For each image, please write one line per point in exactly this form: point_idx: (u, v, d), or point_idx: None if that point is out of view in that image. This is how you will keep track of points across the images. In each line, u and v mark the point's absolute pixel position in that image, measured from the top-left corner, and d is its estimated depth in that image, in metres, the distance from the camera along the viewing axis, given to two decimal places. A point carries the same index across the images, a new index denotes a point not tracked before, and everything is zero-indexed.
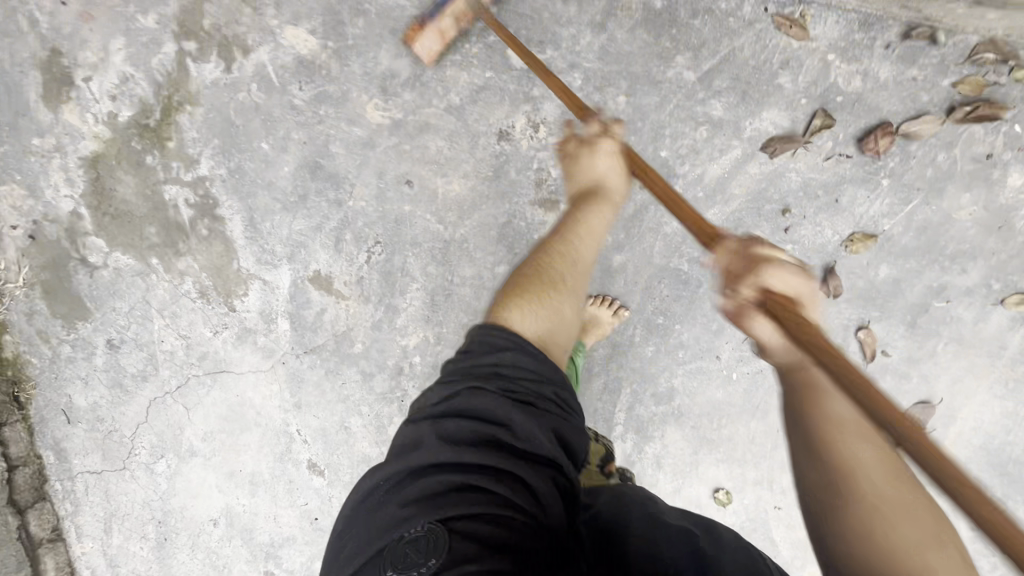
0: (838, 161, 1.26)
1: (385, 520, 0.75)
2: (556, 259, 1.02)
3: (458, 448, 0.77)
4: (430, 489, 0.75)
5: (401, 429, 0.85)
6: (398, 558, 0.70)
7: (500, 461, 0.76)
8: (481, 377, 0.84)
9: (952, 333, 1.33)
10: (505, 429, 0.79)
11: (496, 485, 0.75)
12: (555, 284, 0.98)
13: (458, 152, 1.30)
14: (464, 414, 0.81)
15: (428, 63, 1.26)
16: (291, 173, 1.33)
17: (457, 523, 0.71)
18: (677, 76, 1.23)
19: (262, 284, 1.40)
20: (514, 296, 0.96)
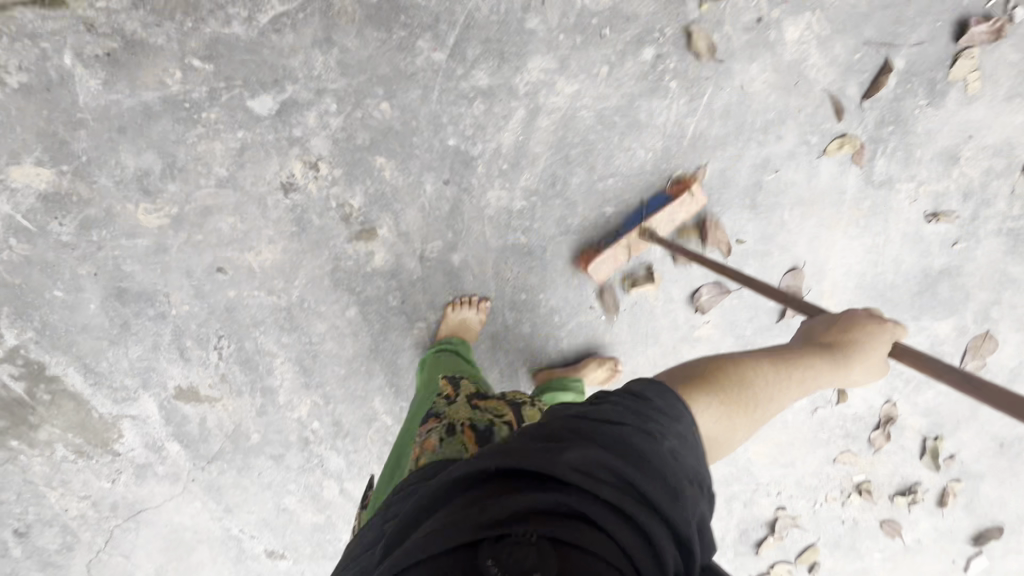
0: (622, 81, 1.21)
1: (482, 510, 0.60)
2: (755, 367, 0.90)
3: (597, 475, 0.62)
4: (550, 504, 0.59)
5: (529, 429, 0.73)
6: (495, 557, 0.55)
7: (633, 509, 0.60)
8: (647, 427, 0.71)
9: (791, 198, 1.34)
10: (653, 485, 0.64)
11: (627, 535, 0.59)
12: (743, 397, 0.86)
13: (252, 222, 1.23)
14: (609, 445, 0.67)
15: (174, 147, 1.15)
16: (100, 307, 1.25)
17: (573, 550, 0.56)
18: (427, 62, 1.15)
19: (132, 420, 1.35)
20: (703, 377, 0.87)
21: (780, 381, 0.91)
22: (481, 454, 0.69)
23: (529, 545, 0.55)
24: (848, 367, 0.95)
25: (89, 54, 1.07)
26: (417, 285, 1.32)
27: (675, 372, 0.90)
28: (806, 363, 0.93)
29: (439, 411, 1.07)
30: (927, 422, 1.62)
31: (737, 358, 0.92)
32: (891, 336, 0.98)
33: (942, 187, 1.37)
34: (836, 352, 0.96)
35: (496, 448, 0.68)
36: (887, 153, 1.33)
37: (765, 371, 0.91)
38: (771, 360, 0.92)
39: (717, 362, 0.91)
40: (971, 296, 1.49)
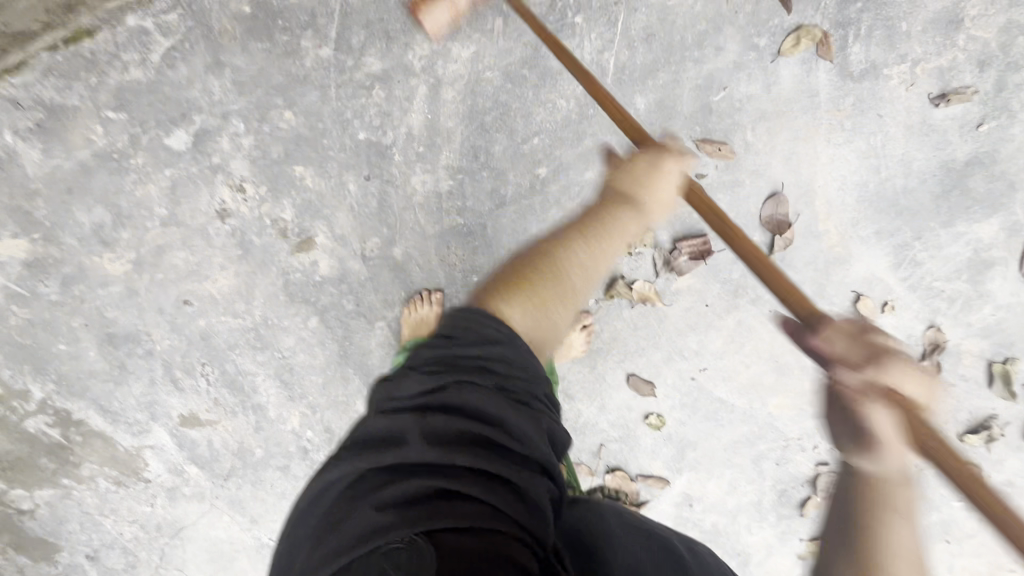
0: (521, 30, 1.11)
1: (355, 529, 0.61)
2: (567, 256, 0.90)
3: (444, 447, 0.66)
4: (412, 494, 0.62)
5: (368, 422, 0.72)
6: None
7: (491, 466, 0.66)
8: (471, 369, 0.72)
9: (751, 115, 1.16)
10: (498, 430, 0.68)
11: (491, 490, 0.64)
12: (560, 292, 0.87)
13: (202, 252, 1.28)
14: (447, 409, 0.69)
15: (116, 197, 1.23)
16: (98, 353, 1.38)
17: (444, 534, 0.59)
18: (317, 61, 1.13)
19: (152, 449, 1.48)
20: (511, 280, 0.87)
21: (596, 258, 0.92)
22: (339, 465, 0.69)
23: (401, 544, 0.58)
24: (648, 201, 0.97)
25: (24, 128, 1.16)
26: (366, 285, 1.31)
27: (485, 288, 0.88)
28: (612, 223, 0.95)
29: None
30: (990, 345, 1.35)
31: (549, 252, 0.90)
32: (682, 169, 0.98)
33: (946, 61, 1.12)
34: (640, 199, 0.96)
35: (348, 459, 0.68)
36: (860, 35, 1.10)
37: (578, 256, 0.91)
38: (580, 232, 0.93)
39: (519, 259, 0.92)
40: (1018, 184, 1.21)
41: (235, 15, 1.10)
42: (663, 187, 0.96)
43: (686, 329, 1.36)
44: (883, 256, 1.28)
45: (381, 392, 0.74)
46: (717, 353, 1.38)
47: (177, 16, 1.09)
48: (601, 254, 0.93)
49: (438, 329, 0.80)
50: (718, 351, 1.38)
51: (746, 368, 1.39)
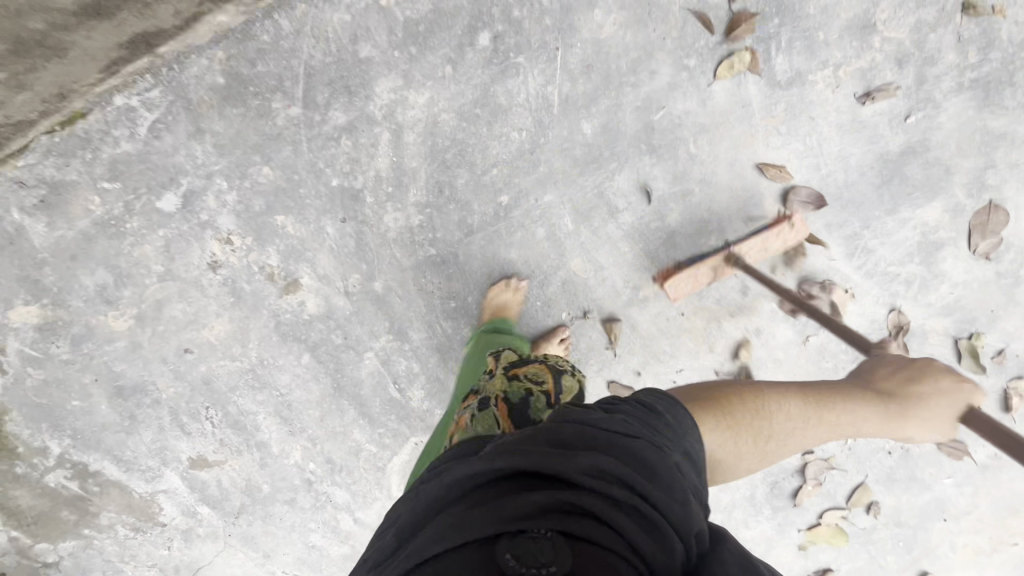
0: (470, 74, 1.21)
1: (497, 507, 0.59)
2: (780, 401, 1.01)
3: (611, 480, 0.62)
4: (565, 503, 0.59)
5: (542, 431, 0.71)
6: (512, 548, 0.55)
7: (657, 520, 0.59)
8: (654, 437, 0.72)
9: (691, 129, 1.25)
10: (664, 494, 0.63)
11: (649, 544, 0.57)
12: (752, 424, 0.94)
13: (198, 303, 1.38)
14: (621, 454, 0.66)
15: (116, 259, 1.34)
16: (109, 406, 1.47)
17: (590, 548, 0.55)
18: (287, 119, 1.23)
19: (165, 492, 1.56)
20: (711, 399, 0.95)
21: (813, 424, 1.02)
22: (498, 456, 0.67)
23: (542, 538, 0.55)
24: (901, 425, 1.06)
25: (29, 205, 1.28)
26: (352, 320, 1.40)
27: (697, 390, 0.98)
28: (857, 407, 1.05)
29: (479, 386, 1.11)
30: (953, 322, 1.39)
31: (763, 390, 1.01)
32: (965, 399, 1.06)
33: (867, 62, 1.20)
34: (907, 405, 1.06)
35: (512, 452, 0.67)
36: (782, 47, 1.19)
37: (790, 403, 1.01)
38: (800, 398, 1.02)
39: (725, 385, 1.01)
40: (953, 168, 1.28)
41: (210, 86, 1.20)
42: (929, 404, 1.06)
43: (660, 333, 1.42)
44: (836, 247, 1.34)
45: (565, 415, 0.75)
46: (692, 353, 1.44)
47: (158, 92, 1.20)
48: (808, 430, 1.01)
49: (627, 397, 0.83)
50: (693, 352, 1.44)
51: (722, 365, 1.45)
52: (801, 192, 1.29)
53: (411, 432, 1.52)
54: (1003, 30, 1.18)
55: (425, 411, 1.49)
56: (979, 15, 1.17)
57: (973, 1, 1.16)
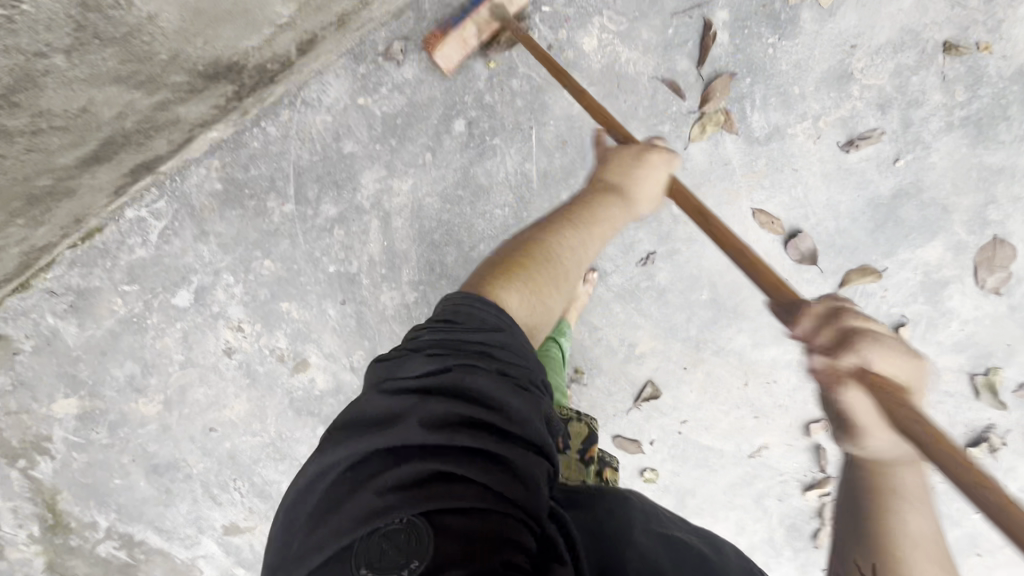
0: (448, 159, 1.25)
1: (348, 507, 0.61)
2: (557, 241, 0.93)
3: (442, 427, 0.65)
4: (409, 473, 0.62)
5: (359, 404, 0.70)
6: (371, 557, 0.57)
7: (495, 447, 0.65)
8: (472, 355, 0.72)
9: None
10: (497, 418, 0.67)
11: (493, 475, 0.63)
12: (554, 278, 0.89)
13: (217, 385, 1.47)
14: (446, 392, 0.68)
15: (142, 352, 1.44)
16: (147, 481, 1.58)
17: (446, 517, 0.59)
18: (282, 216, 1.30)
19: (204, 557, 1.67)
20: (500, 271, 0.87)
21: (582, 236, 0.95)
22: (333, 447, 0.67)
23: (402, 527, 0.58)
24: (634, 183, 0.99)
25: (61, 309, 1.39)
26: (360, 392, 1.46)
27: (481, 270, 0.89)
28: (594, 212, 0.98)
29: None
30: (968, 358, 1.34)
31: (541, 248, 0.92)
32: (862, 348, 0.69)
33: (847, 111, 1.18)
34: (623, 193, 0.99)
35: (342, 440, 0.67)
36: (757, 105, 1.18)
37: (568, 245, 0.93)
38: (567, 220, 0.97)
39: (507, 256, 0.91)
40: (952, 207, 1.23)
41: (210, 192, 1.28)
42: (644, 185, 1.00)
43: (660, 387, 1.42)
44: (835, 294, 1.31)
45: (390, 364, 0.74)
46: (694, 404, 1.44)
47: (164, 202, 1.29)
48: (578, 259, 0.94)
49: (428, 322, 0.79)
50: (695, 403, 1.44)
51: (726, 413, 1.44)
52: (805, 243, 1.26)
53: None
54: (991, 66, 1.14)
55: None
56: (963, 54, 1.13)
57: (954, 41, 1.13)
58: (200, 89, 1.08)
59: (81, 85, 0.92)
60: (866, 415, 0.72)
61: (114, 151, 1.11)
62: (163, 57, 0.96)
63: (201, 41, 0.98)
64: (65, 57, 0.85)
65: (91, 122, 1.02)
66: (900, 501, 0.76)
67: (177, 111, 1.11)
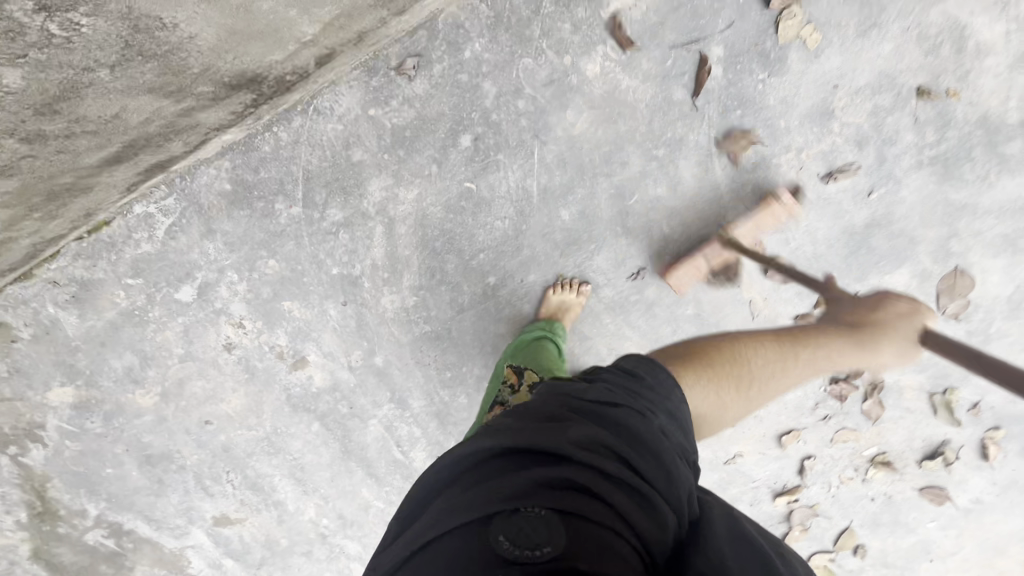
0: (454, 172, 1.30)
1: (491, 486, 0.62)
2: (752, 348, 1.04)
3: (598, 451, 0.65)
4: (558, 477, 0.61)
5: (531, 412, 0.73)
6: (511, 533, 0.56)
7: (640, 487, 0.63)
8: (639, 407, 0.76)
9: (663, 212, 1.33)
10: (646, 463, 0.67)
11: (632, 510, 0.61)
12: (737, 374, 1.00)
13: (215, 380, 1.50)
14: (603, 426, 0.70)
15: (142, 344, 1.47)
16: (140, 471, 1.60)
17: (580, 520, 0.57)
18: (289, 218, 1.35)
19: (193, 547, 1.69)
20: (697, 358, 1.00)
21: (785, 365, 1.04)
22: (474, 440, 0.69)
23: (538, 519, 0.57)
24: (876, 351, 1.03)
25: (63, 300, 1.41)
26: (356, 390, 1.51)
27: (675, 351, 1.03)
28: (834, 352, 1.05)
29: (504, 400, 1.21)
30: (928, 378, 1.44)
31: (739, 347, 1.04)
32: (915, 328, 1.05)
33: (827, 145, 1.27)
34: (874, 321, 1.07)
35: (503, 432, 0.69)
36: (746, 136, 1.27)
37: (761, 356, 1.03)
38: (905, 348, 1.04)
39: (701, 344, 1.06)
40: (918, 238, 1.33)
41: (219, 192, 1.32)
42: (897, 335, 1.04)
43: None
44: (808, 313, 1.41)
45: (554, 391, 0.78)
46: None
47: (172, 200, 1.32)
48: (782, 378, 1.03)
49: (611, 371, 0.85)
50: None
51: None
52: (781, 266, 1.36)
53: None
54: (959, 112, 1.24)
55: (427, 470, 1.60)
56: (934, 99, 1.23)
57: (927, 87, 1.23)
58: (222, 97, 1.14)
59: (116, 94, 1.00)
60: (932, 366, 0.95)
61: (134, 151, 1.16)
62: (195, 70, 1.03)
63: (231, 56, 1.05)
64: (109, 71, 0.95)
65: (118, 127, 1.08)
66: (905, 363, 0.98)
67: (198, 117, 1.15)
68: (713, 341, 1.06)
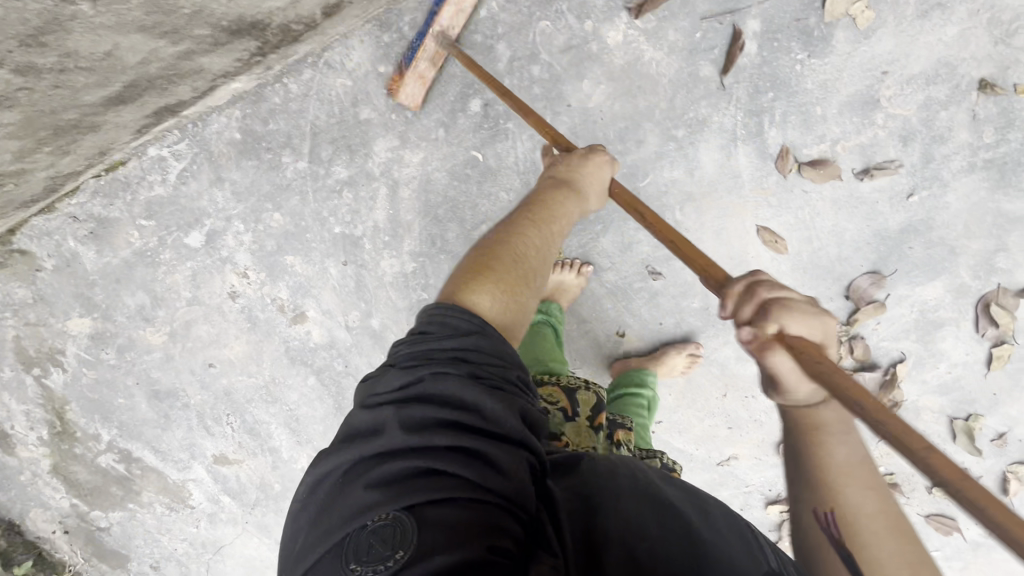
0: (461, 136, 1.26)
1: (335, 507, 0.64)
2: (526, 240, 0.87)
3: (421, 430, 0.66)
4: (392, 473, 0.64)
5: (348, 418, 0.72)
6: (359, 552, 0.60)
7: (473, 445, 0.66)
8: (448, 360, 0.72)
9: (678, 197, 1.25)
10: (469, 419, 0.68)
11: (471, 470, 0.65)
12: (526, 275, 0.84)
13: (220, 326, 1.54)
14: (422, 400, 0.69)
15: (153, 284, 1.51)
16: (148, 404, 1.68)
17: (424, 512, 0.61)
18: (295, 172, 1.34)
19: (194, 480, 1.78)
20: (473, 271, 0.82)
21: (547, 236, 0.89)
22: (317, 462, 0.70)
23: (386, 527, 0.60)
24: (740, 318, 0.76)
25: (82, 235, 1.46)
26: (351, 350, 1.52)
27: (457, 269, 0.84)
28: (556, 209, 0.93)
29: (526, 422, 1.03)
30: (950, 402, 1.33)
31: (508, 245, 0.85)
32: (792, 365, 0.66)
33: (867, 138, 1.16)
34: (577, 187, 0.97)
35: (333, 448, 0.70)
36: (776, 121, 1.17)
37: (539, 241, 0.88)
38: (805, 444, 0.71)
39: (480, 257, 0.84)
40: (959, 249, 1.21)
41: (229, 141, 1.32)
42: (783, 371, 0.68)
43: None
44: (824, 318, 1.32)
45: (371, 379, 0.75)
46: (670, 406, 1.47)
47: (185, 145, 1.34)
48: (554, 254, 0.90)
49: (410, 330, 0.78)
50: (670, 405, 1.47)
51: (701, 420, 1.47)
52: (798, 265, 1.27)
53: None
54: None
55: None
56: (999, 94, 1.09)
57: (992, 80, 1.09)
58: (224, 42, 1.11)
59: (105, 31, 0.95)
60: (793, 378, 0.67)
61: (136, 94, 1.15)
62: (185, 11, 0.99)
63: None
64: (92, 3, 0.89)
65: (115, 65, 1.05)
66: (835, 457, 0.69)
67: (201, 62, 1.14)
68: (492, 245, 0.86)
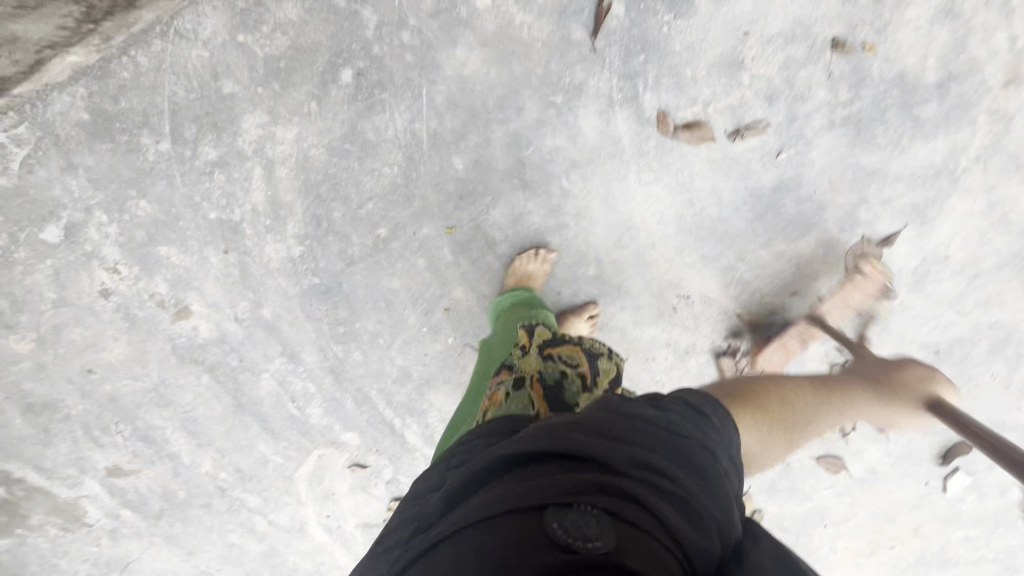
0: (335, 108, 1.20)
1: (543, 483, 0.58)
2: (797, 395, 1.05)
3: (648, 466, 0.62)
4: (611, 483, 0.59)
5: (580, 417, 0.69)
6: (561, 522, 0.54)
7: (688, 496, 0.61)
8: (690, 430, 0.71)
9: (562, 164, 1.25)
10: (693, 480, 0.63)
11: (682, 521, 0.58)
12: (783, 416, 0.99)
13: (93, 328, 1.41)
14: (654, 445, 0.65)
15: (9, 287, 1.34)
16: (23, 421, 1.51)
17: (628, 526, 0.55)
18: (158, 154, 1.24)
19: (88, 497, 1.65)
20: (742, 394, 0.98)
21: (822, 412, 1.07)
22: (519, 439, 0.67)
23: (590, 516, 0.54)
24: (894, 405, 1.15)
25: None
26: (244, 343, 1.44)
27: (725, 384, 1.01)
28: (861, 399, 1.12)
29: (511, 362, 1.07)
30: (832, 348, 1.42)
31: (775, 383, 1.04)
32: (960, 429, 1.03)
33: (735, 99, 1.19)
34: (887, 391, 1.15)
35: (549, 429, 0.67)
36: (649, 84, 1.18)
37: (808, 400, 1.05)
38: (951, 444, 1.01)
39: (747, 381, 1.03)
40: (826, 204, 1.27)
41: (76, 122, 1.20)
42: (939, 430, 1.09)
43: None
44: (711, 277, 1.35)
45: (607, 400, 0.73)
46: None
47: (25, 129, 1.19)
48: (817, 421, 1.06)
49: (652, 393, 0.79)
50: None
51: None
52: (678, 228, 1.30)
53: (314, 446, 1.59)
54: (874, 68, 1.16)
55: (326, 427, 1.56)
56: (850, 53, 1.15)
57: (843, 38, 1.14)
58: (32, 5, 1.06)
59: None
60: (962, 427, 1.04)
61: None
62: None
63: None
64: None
65: None
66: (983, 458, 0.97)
67: (12, 27, 1.08)
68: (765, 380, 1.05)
